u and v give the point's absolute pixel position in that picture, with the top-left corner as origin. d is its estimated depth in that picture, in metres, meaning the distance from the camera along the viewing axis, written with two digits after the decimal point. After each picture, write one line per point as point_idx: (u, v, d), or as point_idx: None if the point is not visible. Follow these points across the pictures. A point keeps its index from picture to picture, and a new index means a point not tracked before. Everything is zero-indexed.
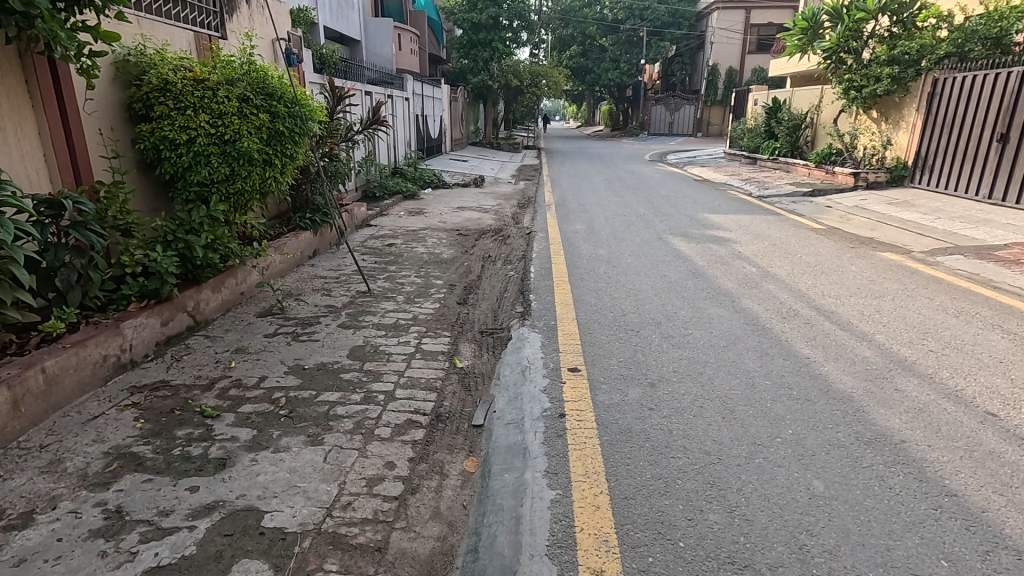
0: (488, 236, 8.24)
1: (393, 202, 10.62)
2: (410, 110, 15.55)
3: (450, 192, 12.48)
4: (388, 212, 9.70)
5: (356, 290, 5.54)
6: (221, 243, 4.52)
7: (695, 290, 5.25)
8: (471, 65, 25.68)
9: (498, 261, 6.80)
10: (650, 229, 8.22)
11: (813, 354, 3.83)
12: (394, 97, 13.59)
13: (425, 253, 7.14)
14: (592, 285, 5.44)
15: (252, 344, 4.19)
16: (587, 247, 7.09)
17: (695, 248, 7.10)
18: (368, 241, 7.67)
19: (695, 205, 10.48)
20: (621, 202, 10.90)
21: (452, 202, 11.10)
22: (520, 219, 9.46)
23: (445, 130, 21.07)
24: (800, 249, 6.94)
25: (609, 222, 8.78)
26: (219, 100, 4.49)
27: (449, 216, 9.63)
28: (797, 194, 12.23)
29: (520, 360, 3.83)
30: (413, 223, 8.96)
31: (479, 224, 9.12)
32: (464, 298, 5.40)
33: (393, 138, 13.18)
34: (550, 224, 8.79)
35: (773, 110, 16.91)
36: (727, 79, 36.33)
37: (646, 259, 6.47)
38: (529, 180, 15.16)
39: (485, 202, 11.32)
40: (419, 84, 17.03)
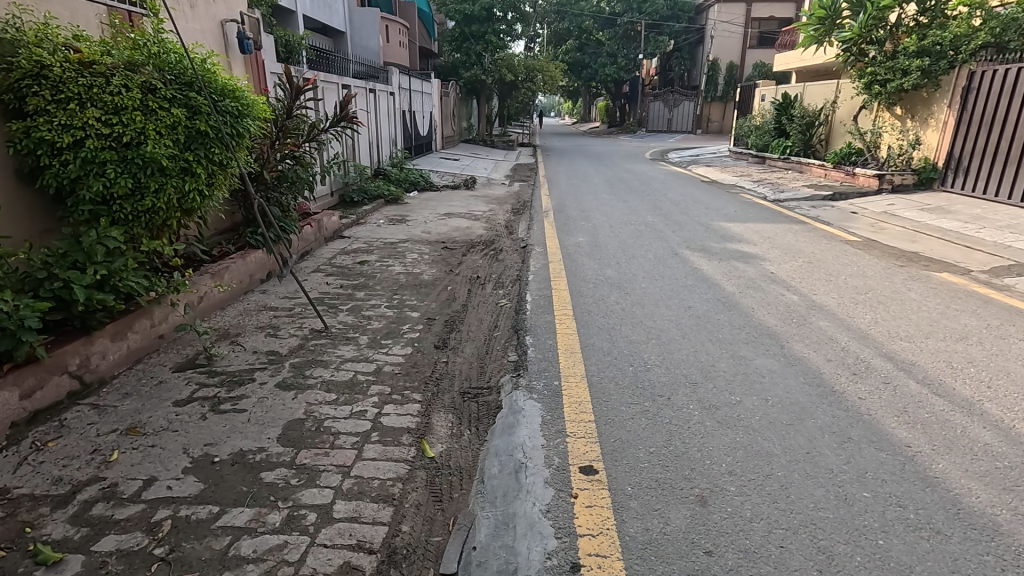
0: (477, 251, 7.17)
1: (373, 208, 9.54)
2: (396, 106, 14.45)
3: (438, 196, 11.38)
4: (366, 220, 8.62)
5: (310, 328, 4.47)
6: (123, 279, 3.44)
7: (730, 330, 4.21)
8: (465, 60, 24.73)
9: (487, 284, 5.75)
10: (662, 242, 7.18)
11: (913, 439, 2.80)
12: (376, 91, 12.48)
13: (402, 273, 6.08)
14: (603, 322, 4.40)
15: (150, 419, 3.11)
16: (592, 267, 6.05)
17: (719, 267, 6.06)
18: (337, 258, 6.58)
19: (709, 211, 9.46)
20: (626, 207, 9.85)
21: (438, 208, 10.02)
22: (513, 229, 8.39)
23: (436, 126, 19.99)
24: (842, 269, 5.92)
25: (615, 233, 7.74)
26: (114, 91, 3.43)
27: (434, 225, 8.55)
28: (816, 197, 11.21)
29: (513, 450, 2.78)
30: (392, 234, 7.88)
31: (467, 235, 8.05)
32: (443, 339, 4.33)
33: (375, 136, 12.09)
34: (548, 235, 7.73)
35: (784, 107, 15.89)
36: (727, 75, 35.38)
37: (664, 283, 5.42)
38: (525, 181, 14.10)
39: (476, 207, 10.23)
40: (406, 77, 15.90)
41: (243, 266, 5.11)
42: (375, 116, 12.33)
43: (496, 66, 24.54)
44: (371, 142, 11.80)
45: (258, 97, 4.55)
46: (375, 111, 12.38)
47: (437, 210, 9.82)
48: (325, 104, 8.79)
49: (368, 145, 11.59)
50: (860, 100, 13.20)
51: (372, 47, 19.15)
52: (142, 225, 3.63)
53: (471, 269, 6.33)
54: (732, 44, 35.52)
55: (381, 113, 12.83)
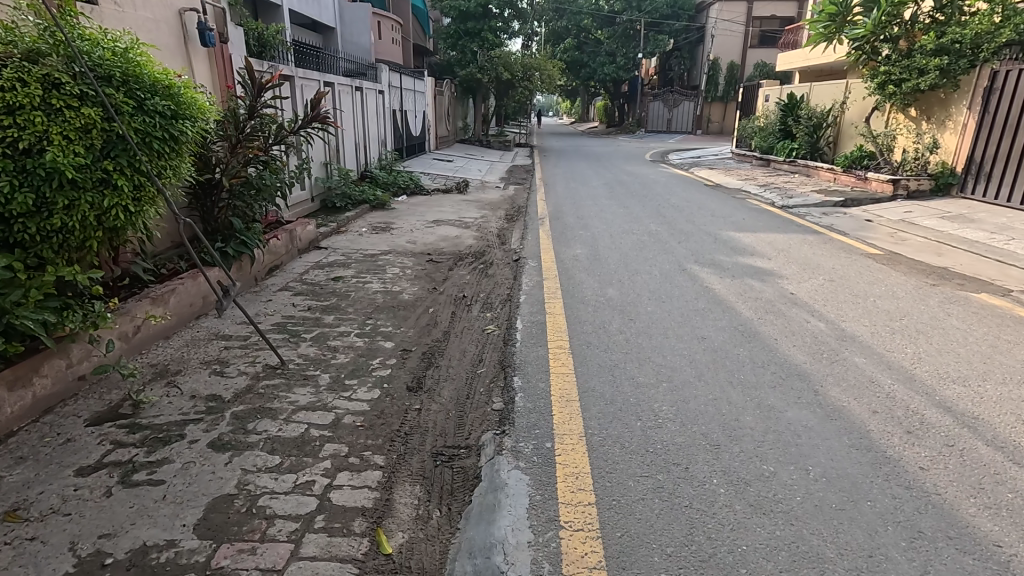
0: (466, 264, 6.54)
1: (356, 215, 8.90)
2: (386, 105, 13.82)
3: (428, 201, 10.75)
4: (348, 229, 7.98)
5: (264, 363, 3.84)
6: (19, 317, 2.80)
7: (753, 370, 3.60)
8: (461, 58, 24.08)
9: (474, 306, 5.13)
10: (668, 255, 6.58)
11: (1003, 534, 2.20)
12: (363, 89, 11.84)
13: (380, 292, 5.45)
14: (604, 358, 3.78)
15: (40, 496, 2.49)
16: (591, 285, 5.44)
17: (732, 286, 5.46)
18: (309, 274, 5.95)
19: (716, 218, 8.85)
20: (627, 214, 9.23)
21: (427, 215, 9.39)
22: (506, 238, 7.77)
23: (430, 126, 19.37)
24: (869, 289, 5.33)
25: (616, 244, 7.13)
26: (5, 85, 2.80)
27: (421, 234, 7.92)
28: (827, 204, 10.63)
29: (492, 551, 2.17)
30: (374, 245, 7.24)
31: (456, 245, 7.41)
32: (418, 377, 3.71)
33: (362, 137, 11.48)
34: (543, 245, 7.13)
35: (790, 108, 15.30)
36: (728, 74, 34.85)
37: (673, 306, 4.82)
38: (521, 184, 13.50)
39: (467, 214, 9.60)
40: (398, 75, 15.26)
41: (190, 290, 4.46)
42: (362, 116, 11.70)
43: (492, 64, 23.88)
44: (357, 144, 11.18)
45: (200, 94, 3.93)
46: (362, 110, 11.75)
47: (425, 217, 9.18)
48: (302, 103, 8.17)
49: (354, 147, 10.95)
50: (871, 101, 12.62)
51: (364, 44, 18.51)
52: (52, 247, 3.00)
53: (458, 286, 5.71)
54: (733, 43, 34.97)
55: (369, 113, 12.19)
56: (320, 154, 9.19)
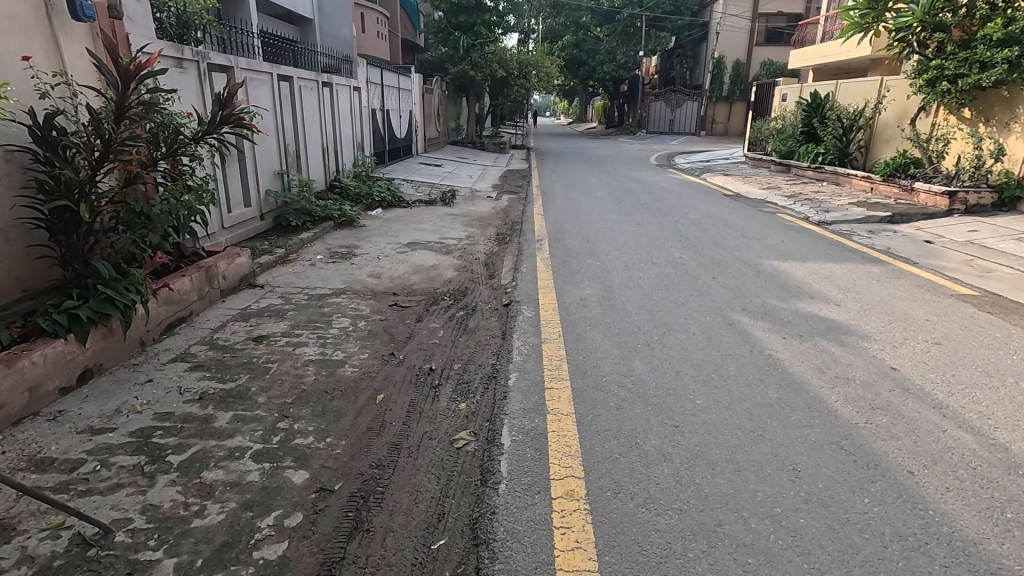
0: (440, 311, 4.99)
1: (313, 236, 7.34)
2: (364, 104, 12.25)
3: (406, 216, 9.19)
4: (298, 258, 6.42)
5: (73, 534, 2.29)
6: None
7: (907, 564, 2.08)
8: (452, 53, 22.46)
9: (443, 388, 3.59)
10: (704, 299, 5.06)
11: None
12: (334, 85, 10.26)
13: (315, 363, 3.91)
14: (646, 529, 2.26)
15: None
16: (609, 352, 3.91)
17: (804, 353, 3.95)
18: (225, 329, 4.40)
19: (749, 241, 7.33)
20: (641, 234, 7.73)
21: (401, 235, 7.84)
22: (495, 270, 6.23)
23: (418, 126, 17.84)
24: (997, 360, 3.83)
25: (634, 279, 5.60)
26: None
27: (388, 263, 6.37)
28: (871, 219, 9.14)
29: None
30: (326, 282, 5.68)
31: (432, 280, 5.87)
32: (329, 570, 2.17)
33: (329, 139, 9.92)
34: (542, 281, 5.60)
35: (815, 108, 13.76)
36: (734, 73, 33.44)
37: (732, 397, 3.30)
38: (516, 194, 11.98)
39: (450, 233, 8.06)
40: (380, 70, 13.69)
41: None
42: (332, 116, 10.14)
43: (485, 61, 22.30)
44: (323, 149, 9.62)
45: None
46: (333, 109, 10.20)
47: (399, 237, 7.65)
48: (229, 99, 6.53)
49: (319, 152, 9.40)
50: (916, 100, 11.11)
51: (345, 37, 16.67)
52: None
53: (425, 351, 4.17)
54: (739, 40, 33.52)
55: (341, 113, 10.64)
56: (271, 162, 7.63)
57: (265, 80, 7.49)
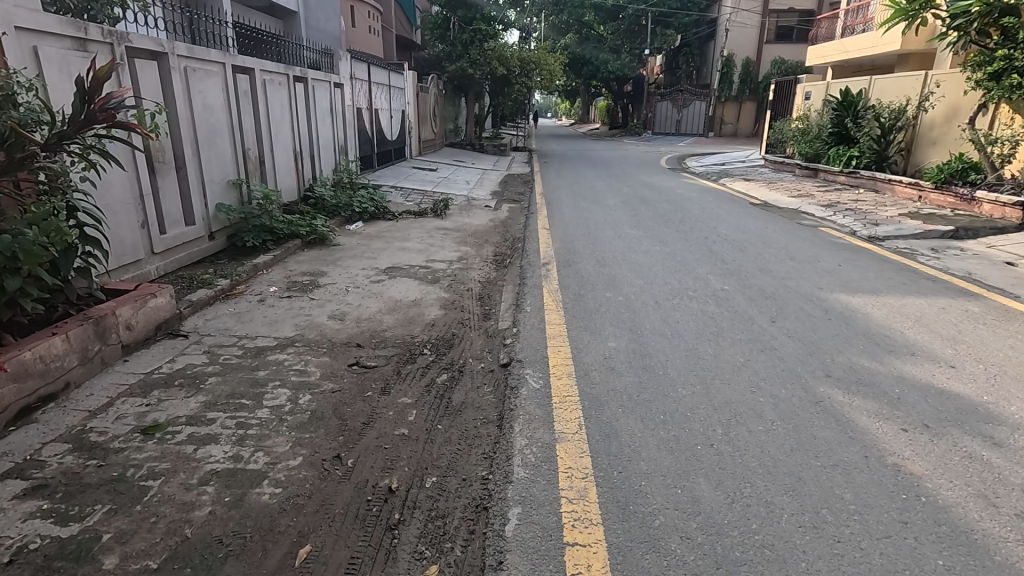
0: (415, 376, 3.72)
1: (272, 260, 6.07)
2: (348, 102, 11.00)
3: (389, 231, 7.92)
4: (245, 291, 5.15)
5: None
6: None
7: None
8: (450, 50, 21.23)
9: (404, 533, 2.33)
10: (769, 357, 3.79)
11: None
12: (310, 81, 9.02)
13: (218, 477, 2.63)
14: None
15: None
16: (654, 463, 2.64)
17: (946, 459, 2.67)
18: (108, 413, 3.13)
19: (799, 265, 6.06)
20: (666, 255, 6.45)
21: (380, 256, 6.58)
22: (491, 308, 4.96)
23: (411, 127, 16.59)
24: None
25: (670, 325, 4.33)
26: None
27: (358, 298, 5.10)
28: (931, 234, 7.88)
29: None
30: (272, 327, 4.41)
31: (409, 323, 4.60)
32: None
33: (301, 142, 8.66)
34: (551, 327, 4.33)
35: (848, 106, 12.44)
36: (743, 71, 32.23)
37: (870, 565, 2.03)
38: (517, 203, 10.73)
39: (438, 253, 6.80)
40: (368, 66, 12.42)
41: None
42: (306, 116, 8.90)
43: (485, 58, 21.06)
44: (294, 153, 8.40)
45: None
46: (308, 107, 8.96)
47: (376, 260, 6.38)
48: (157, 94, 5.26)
49: (289, 157, 8.18)
50: (972, 96, 9.83)
51: (332, 31, 15.29)
52: None
53: (387, 450, 2.90)
54: (749, 37, 32.36)
55: (319, 112, 9.40)
56: (224, 169, 6.40)
57: (215, 72, 6.20)
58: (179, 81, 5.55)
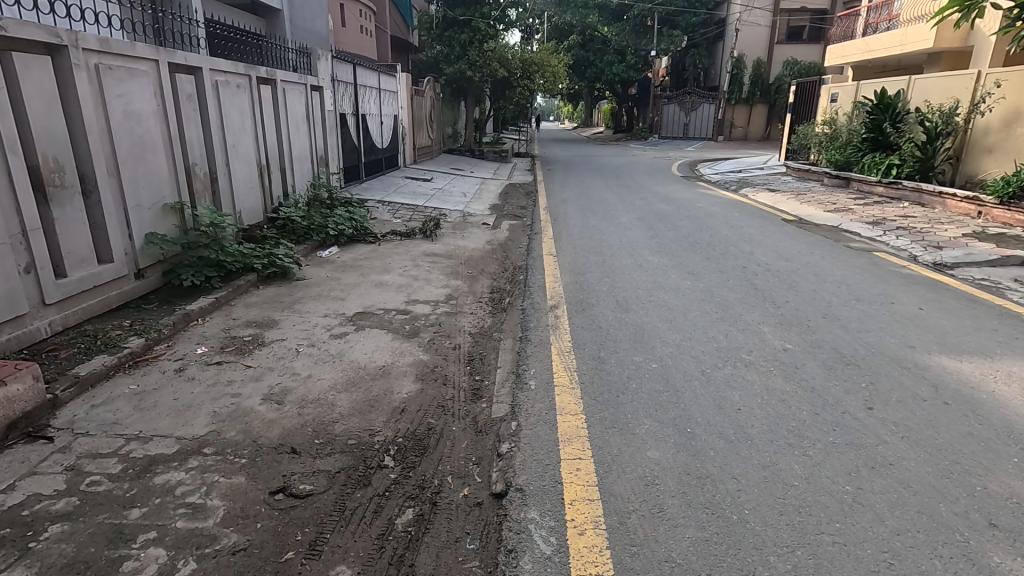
0: (366, 516, 2.51)
1: (212, 305, 4.87)
2: (330, 107, 9.80)
3: (367, 259, 6.73)
4: (162, 355, 3.95)
5: None
6: None
7: None
8: (447, 51, 20.04)
9: None
10: (889, 481, 2.58)
11: None
12: (280, 83, 7.80)
13: None
14: None
15: None
16: None
17: None
18: None
19: (871, 310, 4.84)
20: (702, 296, 5.22)
21: (350, 296, 5.38)
22: (483, 381, 3.75)
23: (406, 134, 15.42)
24: None
25: (731, 420, 3.10)
26: None
27: (309, 365, 3.90)
28: (1009, 260, 6.64)
29: None
30: (178, 418, 3.19)
31: (371, 408, 3.40)
32: None
33: (267, 154, 7.47)
34: (565, 421, 3.13)
35: (886, 109, 11.35)
36: (754, 72, 31.07)
37: None
38: (518, 220, 9.54)
39: (422, 291, 5.60)
40: (354, 66, 11.22)
41: None
42: (274, 123, 7.69)
43: (485, 59, 19.92)
44: (257, 167, 7.19)
45: None
46: (276, 113, 7.74)
47: (345, 302, 5.19)
48: (53, 97, 4.09)
49: (251, 171, 6.97)
50: None
51: (320, 31, 14.29)
52: None
53: None
54: (759, 38, 31.20)
55: (291, 119, 8.19)
56: (158, 191, 5.21)
57: (143, 70, 5.02)
58: (86, 81, 4.37)
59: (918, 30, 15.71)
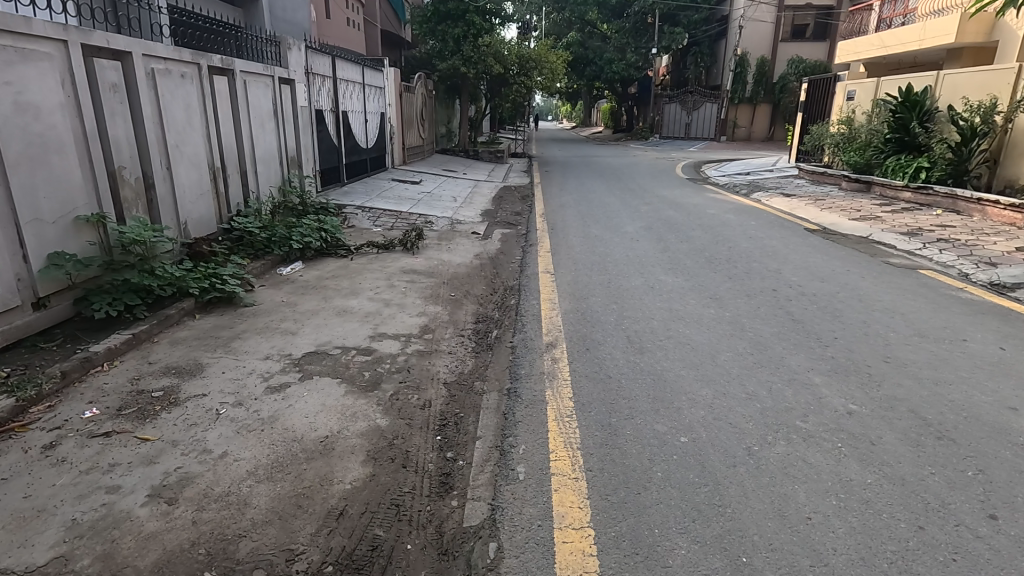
0: None
1: (127, 344, 3.92)
2: (303, 102, 8.84)
3: (334, 279, 5.79)
4: (35, 422, 3.00)
5: None
6: None
7: None
8: (441, 47, 19.12)
9: None
10: None
11: None
12: (240, 73, 6.85)
13: None
14: None
15: None
16: None
17: None
18: None
19: (942, 350, 3.92)
20: (731, 331, 4.29)
21: (304, 328, 4.44)
22: (456, 463, 2.82)
23: (394, 133, 14.46)
24: None
25: (802, 541, 2.18)
26: None
27: (229, 436, 2.96)
28: None
29: None
30: (17, 534, 2.24)
31: (297, 509, 2.46)
32: None
33: (222, 154, 6.50)
34: (567, 541, 2.21)
35: (912, 107, 10.47)
36: (758, 71, 30.22)
37: None
38: (512, 228, 8.62)
39: (393, 321, 4.66)
40: (333, 59, 10.26)
41: None
42: (232, 120, 6.74)
43: (479, 55, 19.00)
44: (209, 170, 6.24)
45: None
46: (233, 109, 6.78)
47: (296, 337, 4.24)
48: None
49: (201, 174, 6.03)
50: None
51: (302, 22, 13.32)
52: None
53: None
54: (763, 35, 30.37)
55: (254, 115, 7.23)
56: (68, 201, 4.25)
57: (45, 52, 4.07)
58: None
59: (938, 24, 14.83)
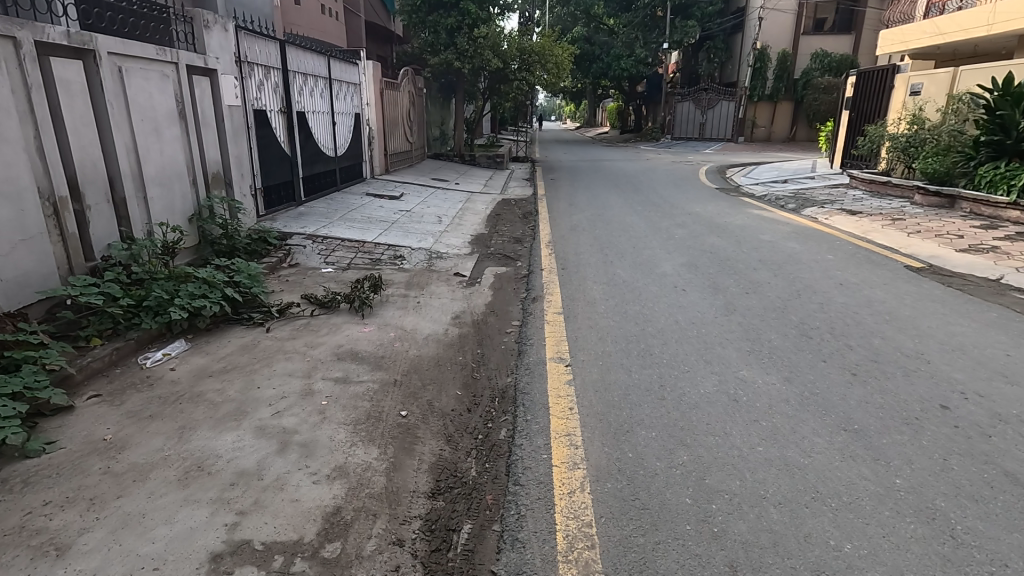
0: None
1: None
2: (235, 99, 6.67)
3: (221, 378, 3.63)
4: None
5: None
6: None
7: None
8: (432, 39, 16.90)
9: None
10: None
11: None
12: (110, 56, 4.70)
13: None
14: None
15: None
16: None
17: None
18: None
19: None
20: (940, 553, 2.12)
21: (92, 531, 2.29)
22: None
23: (374, 136, 12.31)
24: None
25: None
26: None
27: None
28: None
29: None
30: None
31: None
32: None
33: (73, 177, 4.36)
34: None
35: (1015, 101, 8.41)
36: (779, 66, 28.01)
37: None
38: (508, 266, 6.47)
39: (275, 501, 2.49)
40: (282, 46, 8.08)
41: None
42: (95, 124, 4.59)
43: (475, 48, 16.88)
44: (45, 203, 4.10)
45: None
46: (96, 108, 4.64)
47: (55, 568, 2.09)
48: None
49: (21, 209, 3.89)
50: None
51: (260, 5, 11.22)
52: None
53: None
54: (784, 27, 28.11)
55: (139, 118, 5.07)
56: None
57: None
58: None
59: (1011, 5, 12.51)
